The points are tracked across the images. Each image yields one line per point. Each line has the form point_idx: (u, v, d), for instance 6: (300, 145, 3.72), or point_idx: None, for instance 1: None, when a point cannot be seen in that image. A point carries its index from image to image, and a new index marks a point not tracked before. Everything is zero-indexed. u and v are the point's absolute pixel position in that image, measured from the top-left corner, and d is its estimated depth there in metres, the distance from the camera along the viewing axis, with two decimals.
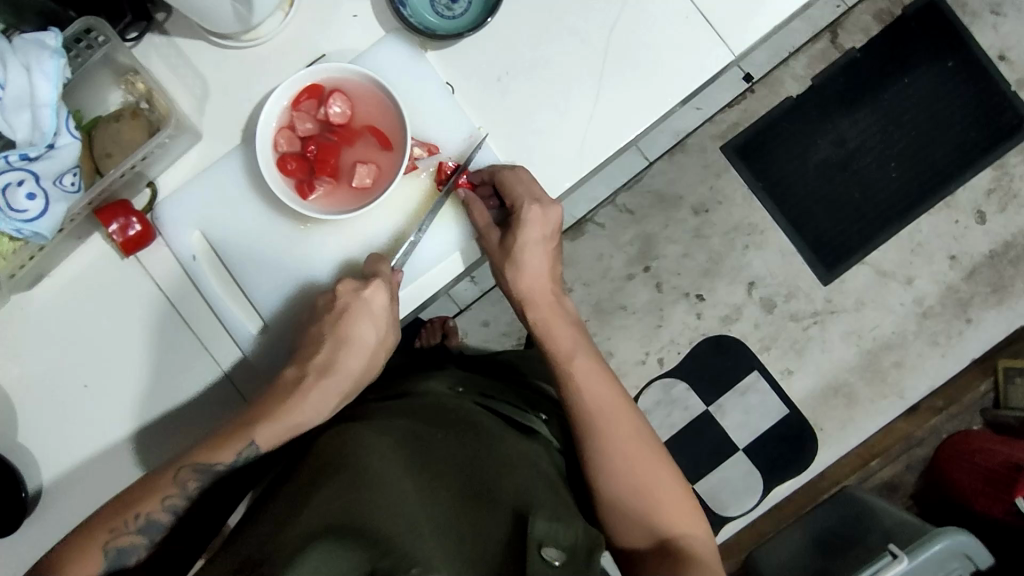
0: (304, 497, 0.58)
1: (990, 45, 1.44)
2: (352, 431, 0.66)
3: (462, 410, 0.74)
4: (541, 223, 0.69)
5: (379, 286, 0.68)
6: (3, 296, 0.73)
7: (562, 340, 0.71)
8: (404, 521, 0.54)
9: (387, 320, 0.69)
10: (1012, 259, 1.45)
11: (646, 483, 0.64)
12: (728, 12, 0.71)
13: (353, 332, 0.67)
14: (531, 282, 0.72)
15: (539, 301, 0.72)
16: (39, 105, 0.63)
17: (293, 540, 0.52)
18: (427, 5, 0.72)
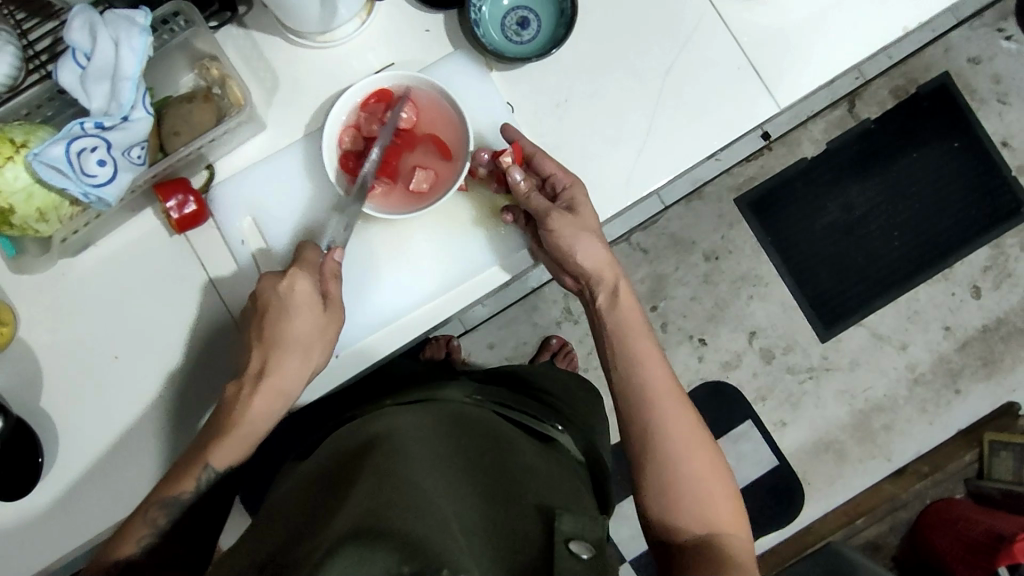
0: (335, 488, 0.59)
1: (995, 131, 1.52)
2: (378, 426, 0.67)
3: (484, 416, 0.74)
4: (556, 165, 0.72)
5: (297, 274, 0.66)
6: (50, 260, 0.74)
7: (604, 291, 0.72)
8: (435, 510, 0.54)
9: (319, 302, 0.66)
10: (1003, 335, 1.51)
11: (693, 475, 0.63)
12: (778, 66, 0.75)
13: (283, 323, 0.65)
14: (596, 259, 0.71)
15: (603, 277, 0.71)
16: (122, 78, 0.65)
17: (327, 528, 0.52)
18: (497, 27, 0.75)
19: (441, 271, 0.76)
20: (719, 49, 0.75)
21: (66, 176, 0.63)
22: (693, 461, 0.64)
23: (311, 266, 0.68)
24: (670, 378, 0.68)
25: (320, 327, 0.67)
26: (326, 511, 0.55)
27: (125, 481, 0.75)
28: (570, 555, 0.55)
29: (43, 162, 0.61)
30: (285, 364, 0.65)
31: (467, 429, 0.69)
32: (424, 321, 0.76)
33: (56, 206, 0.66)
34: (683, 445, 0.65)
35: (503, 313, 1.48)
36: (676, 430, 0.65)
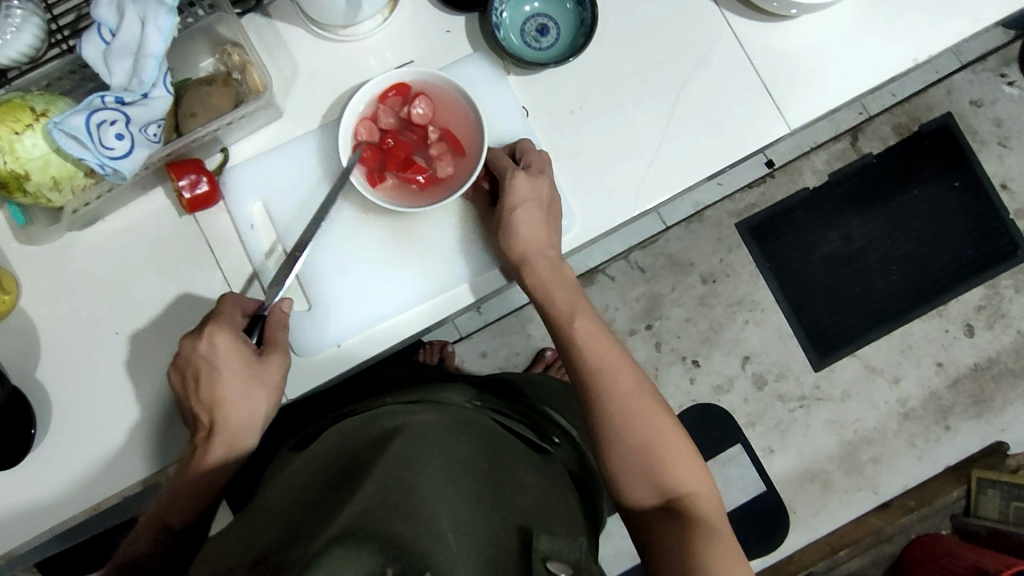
0: (334, 487, 0.58)
1: (994, 173, 1.54)
2: (381, 426, 0.66)
3: (481, 421, 0.73)
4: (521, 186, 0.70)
5: (216, 330, 0.66)
6: (57, 232, 0.74)
7: (561, 302, 0.71)
8: (432, 511, 0.53)
9: (242, 349, 0.67)
10: (994, 374, 1.52)
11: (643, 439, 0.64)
12: (790, 88, 0.77)
13: (219, 377, 0.66)
14: (521, 246, 0.71)
15: (538, 262, 0.71)
16: (145, 55, 0.65)
17: (321, 526, 0.51)
18: (517, 32, 0.77)
19: (450, 264, 0.77)
20: (733, 69, 0.77)
21: (85, 146, 0.63)
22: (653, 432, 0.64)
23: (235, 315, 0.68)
24: (615, 351, 0.68)
25: (260, 374, 0.68)
26: (322, 512, 0.54)
27: (120, 457, 0.75)
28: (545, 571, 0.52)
29: (63, 130, 0.62)
30: (234, 413, 0.67)
31: (466, 430, 0.68)
32: (426, 318, 0.77)
33: (70, 175, 0.66)
34: (629, 420, 0.65)
35: (498, 323, 1.48)
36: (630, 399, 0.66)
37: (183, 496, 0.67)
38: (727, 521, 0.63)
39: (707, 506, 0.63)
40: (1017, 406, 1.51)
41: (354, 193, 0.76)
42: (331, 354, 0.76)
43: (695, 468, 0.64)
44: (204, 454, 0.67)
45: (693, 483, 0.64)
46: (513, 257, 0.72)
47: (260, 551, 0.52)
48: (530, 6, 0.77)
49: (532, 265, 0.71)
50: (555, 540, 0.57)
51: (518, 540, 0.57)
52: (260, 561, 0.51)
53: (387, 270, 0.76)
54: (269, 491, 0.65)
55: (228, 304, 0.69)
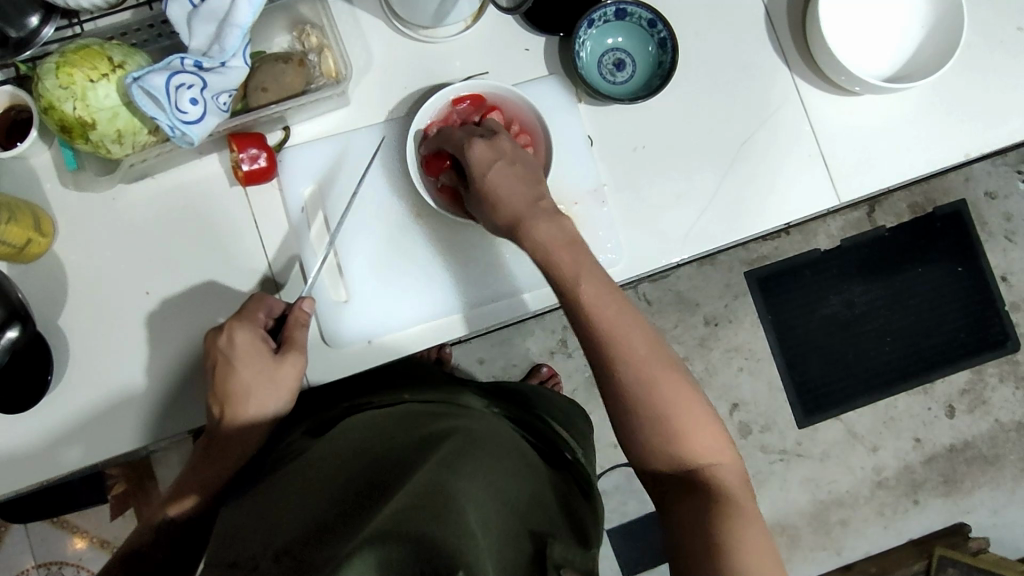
0: (363, 485, 0.58)
1: (997, 265, 1.59)
2: (412, 432, 0.67)
3: (500, 431, 0.75)
4: (486, 147, 0.66)
5: (237, 325, 0.67)
6: (106, 182, 0.73)
7: (568, 264, 0.63)
8: (462, 511, 0.54)
9: (261, 346, 0.68)
10: (967, 458, 1.56)
11: (664, 407, 0.61)
12: (846, 161, 0.79)
13: (231, 371, 0.67)
14: (508, 206, 0.64)
15: (523, 217, 0.63)
16: (232, 24, 0.65)
17: (355, 528, 0.52)
18: (595, 64, 0.78)
19: (495, 278, 0.77)
20: (796, 135, 0.78)
21: (160, 106, 0.62)
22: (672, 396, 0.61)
23: (256, 313, 0.69)
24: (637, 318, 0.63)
25: (275, 373, 0.68)
26: (354, 511, 0.55)
27: (131, 418, 0.73)
28: None
29: (141, 87, 0.61)
30: (244, 408, 0.68)
31: (486, 438, 0.69)
32: (465, 325, 0.77)
33: (134, 131, 0.65)
34: (652, 383, 0.61)
35: (499, 331, 1.48)
36: (644, 358, 0.61)
37: (200, 481, 0.71)
38: (748, 486, 0.62)
39: (727, 472, 0.61)
40: (984, 491, 1.56)
41: (409, 192, 0.77)
42: (360, 348, 0.75)
43: (713, 436, 0.62)
44: (214, 444, 0.70)
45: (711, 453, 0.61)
46: (505, 221, 0.64)
47: (291, 543, 0.53)
48: (612, 39, 0.78)
49: (528, 223, 0.63)
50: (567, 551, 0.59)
51: (533, 550, 0.58)
52: (284, 553, 0.52)
53: (431, 274, 0.77)
54: (292, 470, 0.65)
55: (255, 302, 0.70)
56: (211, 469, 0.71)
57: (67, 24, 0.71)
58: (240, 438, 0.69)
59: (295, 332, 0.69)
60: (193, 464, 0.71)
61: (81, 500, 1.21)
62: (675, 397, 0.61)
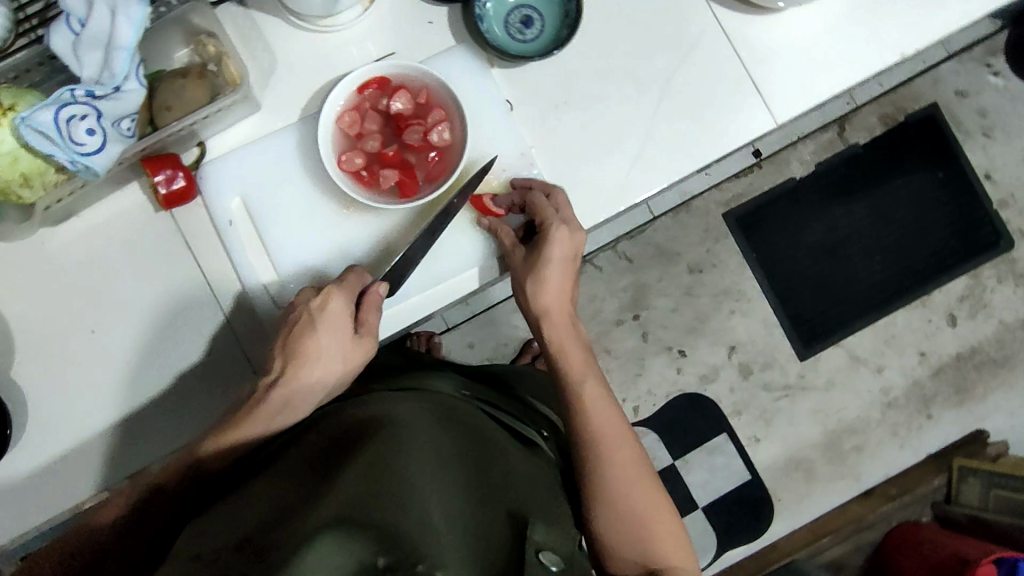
0: (320, 467, 0.57)
1: (979, 164, 1.55)
2: (377, 412, 0.65)
3: (466, 409, 0.73)
4: (566, 242, 0.70)
5: (334, 291, 0.68)
6: (29, 229, 0.72)
7: (576, 360, 0.71)
8: (422, 508, 0.53)
9: (347, 322, 0.68)
10: (975, 364, 1.53)
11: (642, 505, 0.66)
12: (777, 82, 0.76)
13: (317, 333, 0.66)
14: (549, 300, 0.71)
15: (555, 320, 0.71)
16: (116, 47, 0.63)
17: (306, 511, 0.51)
18: (502, 24, 0.75)
19: (441, 257, 0.75)
20: (722, 63, 0.76)
21: (54, 142, 0.61)
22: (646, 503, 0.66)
23: (356, 285, 0.69)
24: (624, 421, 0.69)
25: (351, 348, 0.68)
26: (307, 493, 0.54)
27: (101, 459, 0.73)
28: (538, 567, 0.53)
29: (30, 126, 0.60)
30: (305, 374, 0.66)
31: (453, 421, 0.68)
32: (415, 311, 0.75)
33: (41, 172, 0.65)
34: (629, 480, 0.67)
35: (485, 313, 1.47)
36: (624, 461, 0.67)
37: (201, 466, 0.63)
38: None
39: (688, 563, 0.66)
40: (998, 395, 1.53)
41: (337, 189, 0.75)
42: None
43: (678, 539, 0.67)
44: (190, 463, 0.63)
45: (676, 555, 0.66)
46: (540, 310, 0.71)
47: (245, 531, 0.51)
48: None
49: (555, 321, 0.71)
50: (551, 535, 0.60)
51: (501, 538, 0.56)
52: (243, 543, 0.50)
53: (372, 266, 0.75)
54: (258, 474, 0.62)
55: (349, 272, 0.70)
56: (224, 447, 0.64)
57: None
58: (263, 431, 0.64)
59: (369, 312, 0.69)
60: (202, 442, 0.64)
61: None
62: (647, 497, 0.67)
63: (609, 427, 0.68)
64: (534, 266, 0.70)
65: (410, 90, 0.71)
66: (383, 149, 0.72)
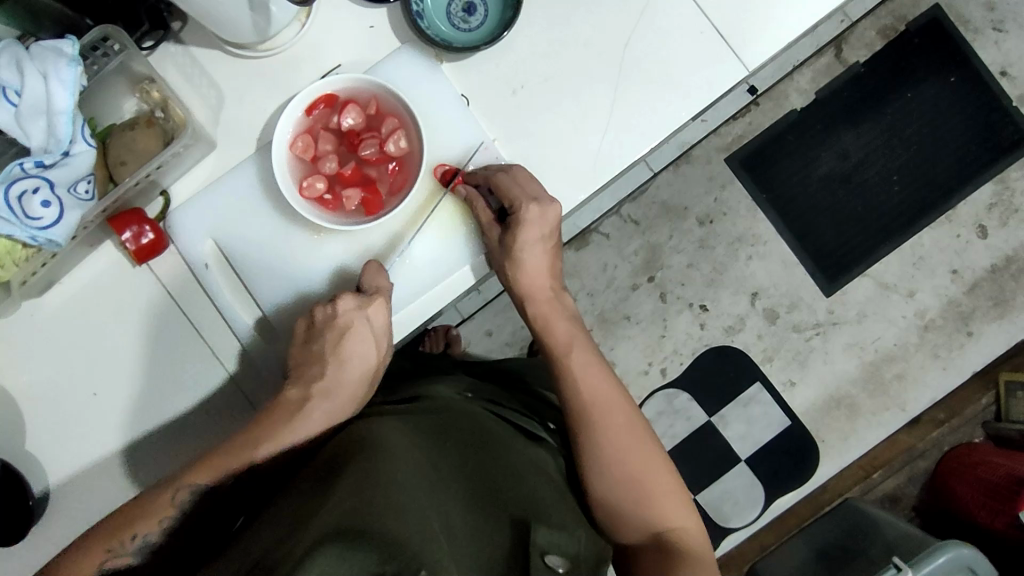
0: (317, 489, 0.57)
1: (992, 62, 1.45)
2: (369, 425, 0.65)
3: (466, 410, 0.72)
4: (539, 221, 0.68)
5: (379, 303, 0.68)
6: (14, 303, 0.72)
7: (560, 332, 0.71)
8: (421, 517, 0.52)
9: (384, 334, 0.69)
10: (1013, 273, 1.46)
11: (639, 482, 0.65)
12: (745, 25, 0.71)
13: (359, 341, 0.67)
14: (529, 277, 0.71)
15: (537, 297, 0.72)
16: (56, 112, 0.63)
17: (303, 531, 0.50)
18: (443, 17, 0.72)
19: (419, 271, 0.73)
20: (682, 16, 0.71)
21: (10, 222, 0.61)
22: (642, 465, 0.66)
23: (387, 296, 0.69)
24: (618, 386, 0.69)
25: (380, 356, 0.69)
26: (304, 515, 0.53)
27: None
28: None
29: None
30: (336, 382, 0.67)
31: (451, 428, 0.67)
32: (404, 327, 0.74)
33: (8, 250, 0.64)
34: (626, 448, 0.65)
35: (499, 298, 1.45)
36: (621, 425, 0.66)
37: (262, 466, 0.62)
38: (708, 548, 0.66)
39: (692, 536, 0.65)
40: None
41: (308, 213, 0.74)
42: None
43: (680, 502, 0.66)
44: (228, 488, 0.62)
45: (678, 519, 0.66)
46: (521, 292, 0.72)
47: (248, 558, 0.51)
48: None
49: (534, 297, 0.72)
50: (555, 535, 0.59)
51: (505, 544, 0.55)
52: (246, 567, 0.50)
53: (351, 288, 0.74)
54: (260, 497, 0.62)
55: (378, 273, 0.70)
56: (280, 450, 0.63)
57: None
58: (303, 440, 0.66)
59: (389, 318, 0.71)
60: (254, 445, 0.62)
61: None
62: (645, 464, 0.66)
63: (600, 393, 0.67)
64: (514, 247, 0.69)
65: (360, 105, 0.70)
66: (341, 169, 0.71)
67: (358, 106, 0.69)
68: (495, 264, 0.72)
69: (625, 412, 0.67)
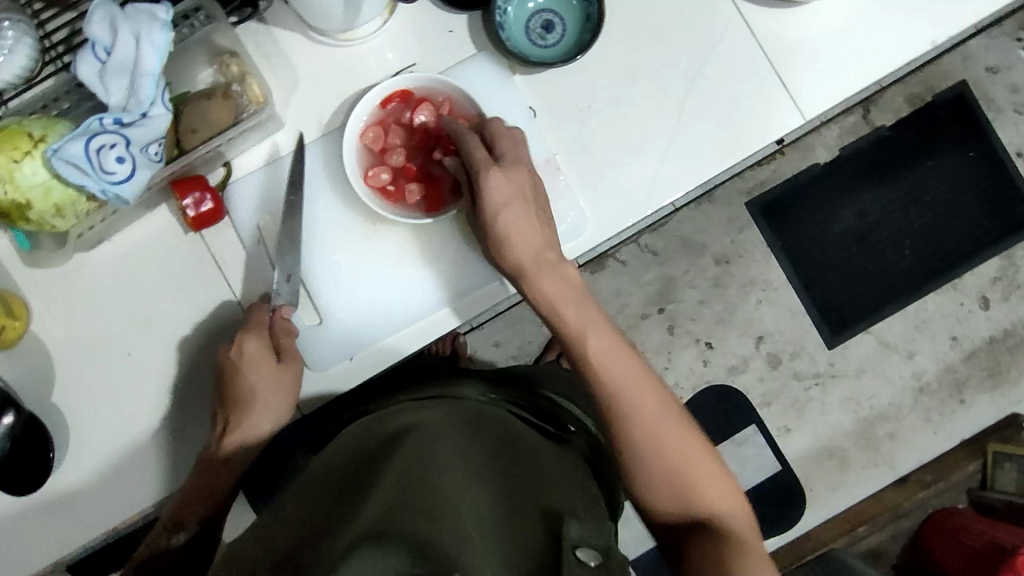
0: (353, 490, 0.57)
1: (1010, 142, 1.51)
2: (399, 426, 0.65)
3: (494, 416, 0.73)
4: (506, 183, 0.66)
5: (248, 334, 0.68)
6: (65, 256, 0.73)
7: (571, 316, 0.66)
8: (455, 521, 0.52)
9: (273, 359, 0.69)
10: (1010, 346, 1.51)
11: (663, 459, 0.62)
12: (808, 77, 0.74)
13: (240, 374, 0.68)
14: (517, 254, 0.66)
15: (526, 265, 0.67)
16: (142, 73, 0.64)
17: (343, 530, 0.50)
18: (522, 29, 0.74)
19: (466, 272, 0.75)
20: (748, 62, 0.74)
21: (85, 173, 0.62)
22: (670, 450, 0.62)
23: (259, 322, 0.69)
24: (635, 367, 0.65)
25: (279, 377, 0.70)
26: (341, 515, 0.53)
27: (141, 477, 0.75)
28: (576, 562, 0.52)
29: (62, 158, 0.61)
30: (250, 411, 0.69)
31: (480, 431, 0.67)
32: (442, 325, 0.75)
33: (72, 202, 0.65)
34: (643, 430, 0.62)
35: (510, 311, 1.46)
36: (638, 405, 0.64)
37: (194, 497, 0.68)
38: (754, 522, 0.63)
39: (737, 521, 0.62)
40: None
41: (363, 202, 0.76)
42: (346, 368, 0.75)
43: (718, 483, 0.63)
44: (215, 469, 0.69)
45: (713, 497, 0.62)
46: (509, 267, 0.67)
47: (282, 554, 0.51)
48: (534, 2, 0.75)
49: (531, 273, 0.67)
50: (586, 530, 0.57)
51: (537, 540, 0.55)
52: (284, 562, 0.50)
53: (397, 280, 0.75)
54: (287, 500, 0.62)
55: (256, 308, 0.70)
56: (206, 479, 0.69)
57: None
58: (244, 454, 0.70)
59: (285, 344, 0.70)
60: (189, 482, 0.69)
61: None
62: (667, 445, 0.63)
63: (607, 377, 0.64)
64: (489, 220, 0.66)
65: (433, 103, 0.71)
66: (407, 163, 0.73)
67: (431, 104, 0.71)
68: (485, 235, 0.68)
69: (644, 395, 0.64)
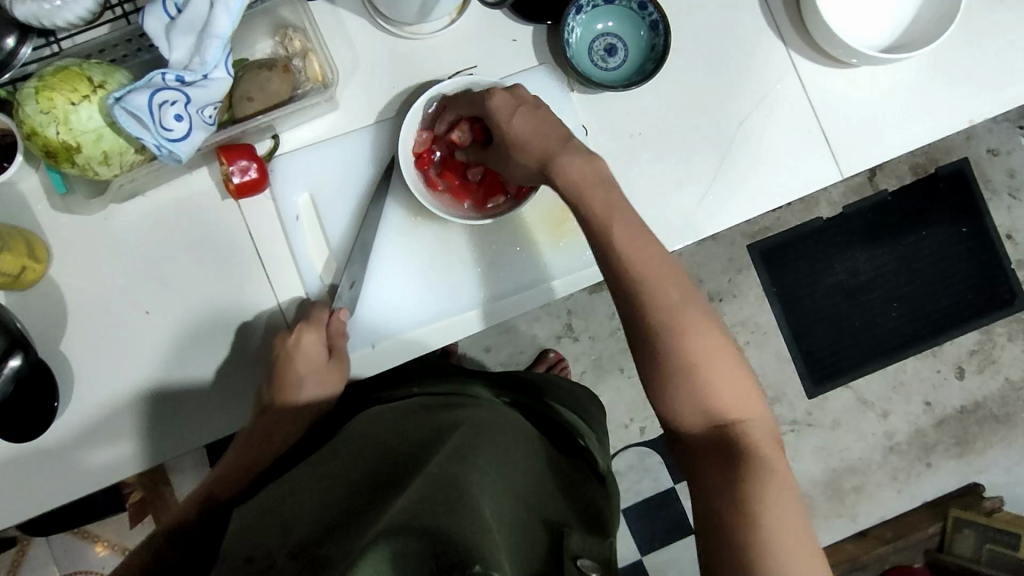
0: (375, 486, 0.53)
1: (1002, 223, 1.57)
2: (423, 425, 0.62)
3: (509, 416, 0.69)
4: (508, 98, 0.65)
5: (306, 329, 0.70)
6: (97, 205, 0.72)
7: (598, 203, 0.62)
8: (472, 504, 0.48)
9: (324, 360, 0.71)
10: (978, 418, 1.56)
11: (689, 358, 0.59)
12: (849, 137, 0.77)
13: (291, 365, 0.69)
14: (535, 151, 0.64)
15: (546, 152, 0.64)
16: (211, 35, 0.63)
17: (364, 526, 0.47)
18: (586, 51, 0.77)
19: (499, 278, 0.78)
20: (795, 112, 0.77)
21: (145, 125, 0.61)
22: (700, 348, 0.59)
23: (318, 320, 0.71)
24: (659, 256, 0.62)
25: (325, 373, 0.71)
26: (363, 513, 0.50)
27: (141, 438, 0.73)
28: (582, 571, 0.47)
29: (124, 108, 0.60)
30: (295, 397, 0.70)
31: (497, 428, 0.63)
32: (468, 326, 0.77)
33: (121, 151, 0.64)
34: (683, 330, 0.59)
35: None
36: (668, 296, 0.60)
37: (234, 474, 0.71)
38: (775, 435, 0.60)
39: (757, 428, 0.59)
40: (996, 450, 1.56)
41: (406, 195, 0.76)
42: (366, 355, 0.75)
43: (743, 389, 0.60)
44: (252, 442, 0.71)
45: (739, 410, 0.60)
46: (532, 162, 0.65)
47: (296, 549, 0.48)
48: (602, 24, 0.77)
49: (560, 159, 0.63)
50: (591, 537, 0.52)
51: (543, 540, 0.52)
52: (299, 551, 0.48)
53: (431, 278, 0.77)
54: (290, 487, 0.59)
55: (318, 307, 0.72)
56: (248, 457, 0.71)
57: (45, 43, 0.70)
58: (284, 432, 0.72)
59: (337, 344, 0.72)
60: (230, 457, 0.72)
61: (102, 509, 1.19)
62: (701, 341, 0.59)
63: (642, 266, 0.61)
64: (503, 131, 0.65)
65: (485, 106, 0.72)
66: (448, 157, 0.75)
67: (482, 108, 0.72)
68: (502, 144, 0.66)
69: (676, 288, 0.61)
